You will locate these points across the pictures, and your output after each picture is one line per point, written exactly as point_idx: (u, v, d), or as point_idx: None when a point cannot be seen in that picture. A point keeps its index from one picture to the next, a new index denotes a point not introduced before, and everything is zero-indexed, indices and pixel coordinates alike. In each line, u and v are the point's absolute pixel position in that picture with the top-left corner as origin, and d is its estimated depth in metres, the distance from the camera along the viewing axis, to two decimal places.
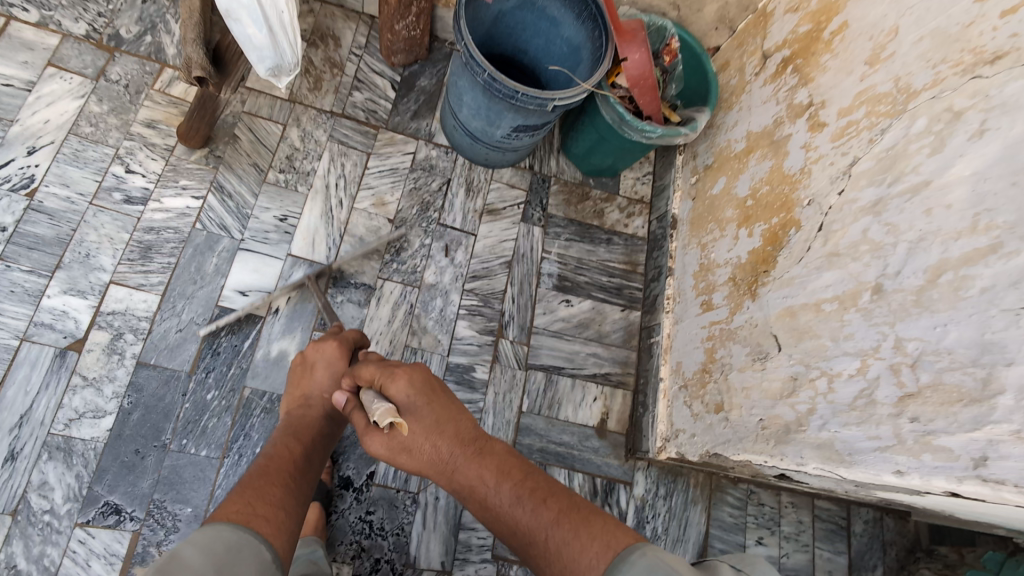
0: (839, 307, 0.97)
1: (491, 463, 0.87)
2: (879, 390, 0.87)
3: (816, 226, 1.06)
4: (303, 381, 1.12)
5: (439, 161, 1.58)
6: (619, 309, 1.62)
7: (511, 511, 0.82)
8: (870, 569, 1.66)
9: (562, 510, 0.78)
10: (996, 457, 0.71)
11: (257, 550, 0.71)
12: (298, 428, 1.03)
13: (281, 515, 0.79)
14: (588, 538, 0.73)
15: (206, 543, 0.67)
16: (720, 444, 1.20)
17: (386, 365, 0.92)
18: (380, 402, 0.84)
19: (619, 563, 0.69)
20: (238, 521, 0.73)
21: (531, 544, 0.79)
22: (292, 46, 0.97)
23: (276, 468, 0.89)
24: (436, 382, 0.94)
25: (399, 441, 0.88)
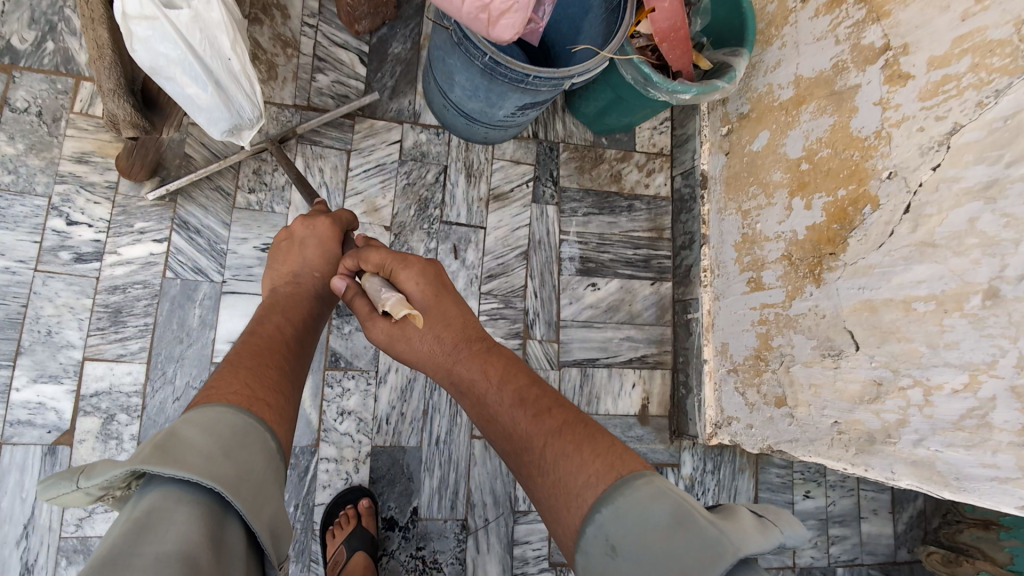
0: (937, 309, 0.84)
1: (495, 362, 0.82)
2: (995, 412, 0.77)
3: (902, 206, 0.90)
4: (288, 256, 1.03)
5: (431, 146, 1.36)
6: (649, 283, 1.48)
7: (508, 412, 0.75)
8: (912, 500, 1.66)
9: (566, 422, 0.69)
10: None
11: (263, 439, 0.61)
12: (287, 303, 0.95)
13: (282, 400, 0.70)
14: (590, 454, 0.63)
15: (208, 423, 0.57)
16: (786, 441, 1.12)
17: (396, 252, 0.90)
18: (388, 291, 0.83)
19: (621, 487, 0.58)
20: (237, 402, 0.63)
21: (524, 450, 0.70)
22: (249, 100, 0.81)
23: (267, 346, 0.81)
24: (448, 281, 0.92)
25: (402, 330, 0.86)
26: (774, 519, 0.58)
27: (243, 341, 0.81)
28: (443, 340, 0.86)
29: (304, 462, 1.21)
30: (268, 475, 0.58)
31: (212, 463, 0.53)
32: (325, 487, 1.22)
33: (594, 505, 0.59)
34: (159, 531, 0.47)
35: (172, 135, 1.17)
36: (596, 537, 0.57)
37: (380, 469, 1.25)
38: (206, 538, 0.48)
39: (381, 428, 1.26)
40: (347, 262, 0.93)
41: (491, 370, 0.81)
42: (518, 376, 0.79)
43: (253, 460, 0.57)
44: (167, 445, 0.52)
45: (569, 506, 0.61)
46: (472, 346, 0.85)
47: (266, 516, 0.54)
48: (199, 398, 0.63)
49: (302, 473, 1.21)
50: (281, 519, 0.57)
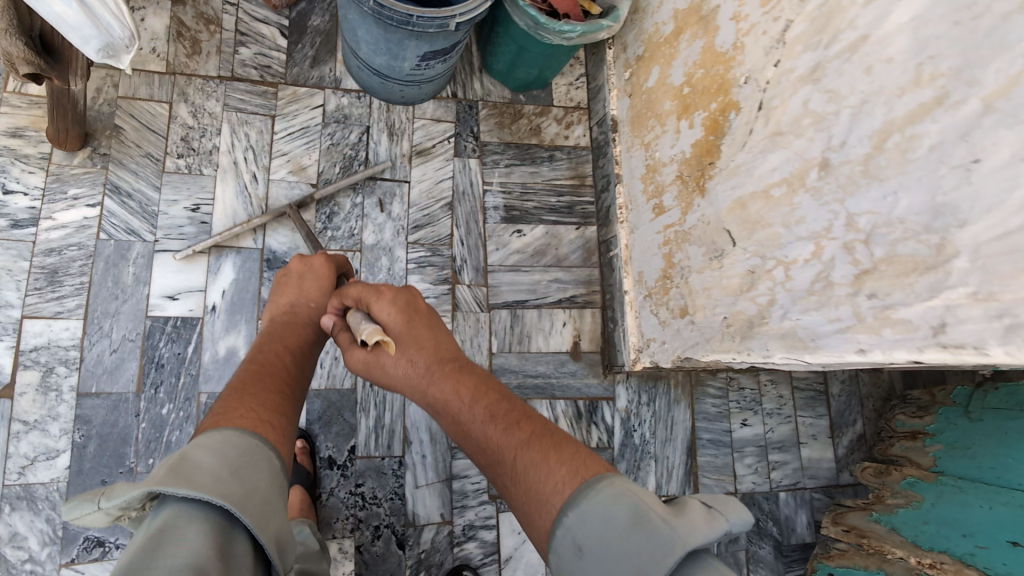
0: (788, 191, 0.92)
1: (468, 381, 0.84)
2: (835, 271, 0.84)
3: (756, 106, 0.98)
4: (286, 289, 1.09)
5: (353, 109, 1.44)
6: (574, 228, 1.56)
7: (482, 427, 0.78)
8: (850, 424, 1.72)
9: (534, 433, 0.74)
10: (955, 323, 0.68)
11: (268, 457, 0.67)
12: (284, 334, 1.01)
13: (284, 422, 0.76)
14: (556, 462, 0.69)
15: (217, 445, 0.63)
16: (689, 347, 1.19)
17: (372, 285, 0.93)
18: (366, 323, 0.86)
19: (586, 491, 0.64)
20: (245, 426, 0.69)
21: (499, 463, 0.75)
22: (116, 19, 0.78)
23: (267, 373, 0.86)
24: (422, 307, 0.94)
25: (376, 358, 0.88)
26: (722, 508, 0.65)
27: (244, 371, 0.86)
28: (416, 363, 0.87)
29: None
30: (273, 492, 0.64)
31: (222, 484, 0.59)
32: None
33: (561, 508, 0.65)
34: (173, 546, 0.54)
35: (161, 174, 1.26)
36: (565, 538, 0.64)
37: (317, 412, 1.33)
38: (214, 553, 0.56)
39: (315, 373, 1.33)
40: (334, 301, 0.97)
41: (463, 388, 0.83)
42: (490, 392, 0.82)
43: (259, 478, 0.64)
44: (181, 469, 0.59)
45: (540, 511, 0.67)
46: (444, 366, 0.86)
47: (272, 529, 0.62)
48: (209, 423, 0.69)
49: None
50: (286, 530, 0.64)
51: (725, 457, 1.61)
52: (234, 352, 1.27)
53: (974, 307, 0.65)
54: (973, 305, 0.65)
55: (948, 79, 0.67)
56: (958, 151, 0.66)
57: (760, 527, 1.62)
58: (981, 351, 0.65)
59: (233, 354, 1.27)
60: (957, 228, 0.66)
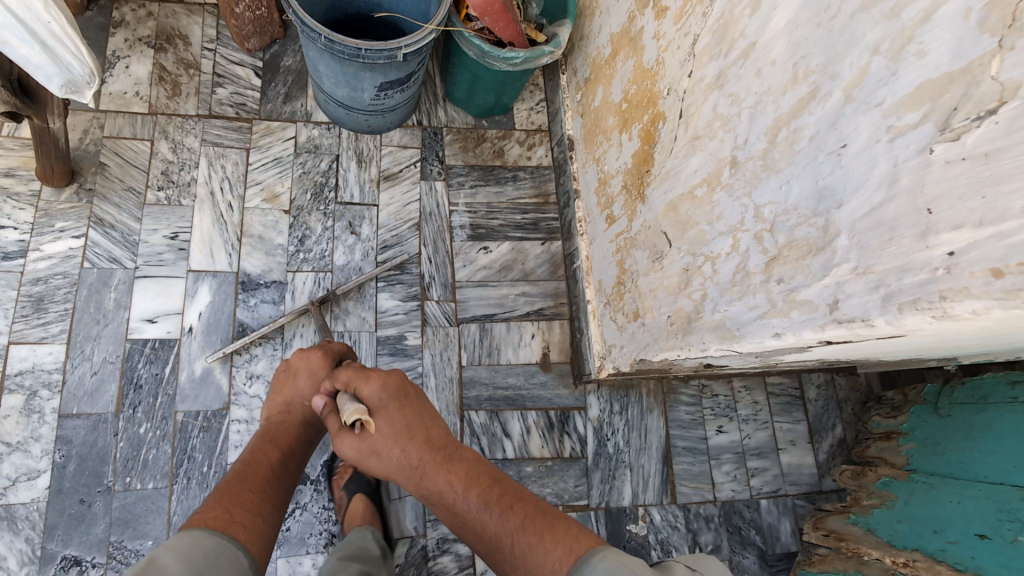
0: (708, 190, 0.97)
1: (461, 468, 0.90)
2: (750, 261, 0.88)
3: (677, 114, 1.05)
4: (283, 386, 1.13)
5: (323, 140, 1.54)
6: (539, 243, 1.62)
7: (479, 514, 0.85)
8: (829, 429, 1.70)
9: (528, 515, 0.82)
10: (844, 299, 0.71)
11: (233, 557, 0.75)
12: (278, 435, 1.06)
13: (259, 521, 0.83)
14: (552, 542, 0.77)
15: (184, 549, 0.72)
16: (642, 349, 1.22)
17: (361, 368, 0.96)
18: (348, 402, 0.88)
19: (580, 565, 0.74)
20: (216, 526, 0.78)
21: (498, 549, 0.83)
22: (78, 60, 0.90)
23: (252, 473, 0.93)
24: (411, 390, 0.97)
25: (369, 444, 0.91)
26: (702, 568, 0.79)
27: (234, 474, 0.92)
28: (411, 453, 0.90)
29: (216, 424, 1.30)
30: None
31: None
32: (237, 447, 1.29)
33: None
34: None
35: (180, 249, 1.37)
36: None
37: None
38: None
39: None
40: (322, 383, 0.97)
41: (457, 477, 0.89)
42: (484, 478, 0.89)
43: None
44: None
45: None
46: (437, 456, 0.91)
47: None
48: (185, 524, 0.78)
49: (215, 434, 1.29)
50: None
51: (702, 465, 1.60)
52: (209, 371, 1.32)
53: (857, 281, 0.69)
54: (857, 280, 0.69)
55: (817, 75, 0.73)
56: (830, 137, 0.71)
57: (742, 536, 1.57)
58: (868, 324, 0.68)
59: (209, 374, 1.32)
60: (836, 209, 0.71)
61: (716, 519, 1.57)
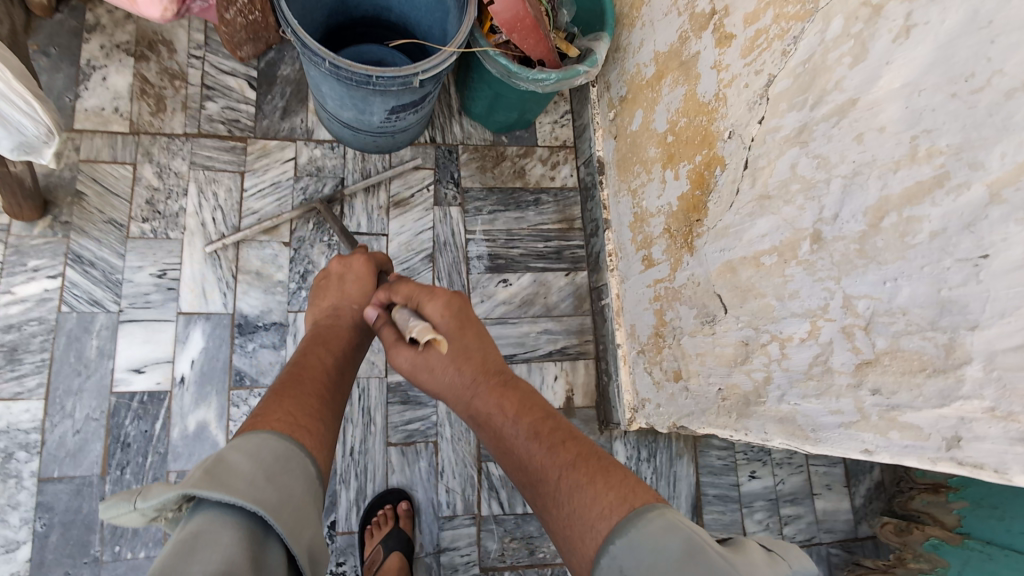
0: (779, 260, 0.83)
1: (512, 396, 0.76)
2: (834, 356, 0.74)
3: (741, 164, 0.90)
4: (327, 291, 1.08)
5: (326, 161, 1.39)
6: (563, 274, 1.48)
7: (523, 444, 0.70)
8: (866, 472, 1.56)
9: (582, 454, 0.66)
10: (971, 438, 0.58)
11: (303, 463, 0.67)
12: (326, 336, 0.98)
13: (321, 428, 0.75)
14: (603, 487, 0.61)
15: (252, 447, 0.63)
16: (684, 416, 1.08)
17: (425, 285, 0.89)
18: (414, 319, 0.82)
19: (633, 519, 0.57)
20: (282, 430, 0.69)
21: (539, 483, 0.67)
22: (32, 120, 0.82)
23: (308, 376, 0.85)
24: (473, 314, 0.87)
25: (423, 360, 0.81)
26: (783, 552, 0.60)
27: (288, 371, 0.85)
28: (462, 373, 0.79)
29: None
30: (307, 499, 0.65)
31: (260, 489, 0.59)
32: None
33: (607, 536, 0.58)
34: (205, 553, 0.53)
35: (169, 287, 1.25)
36: (609, 569, 0.56)
37: None
38: (246, 559, 0.55)
39: None
40: (379, 295, 0.92)
41: (508, 402, 0.74)
42: (537, 407, 0.74)
43: (295, 485, 0.64)
44: (218, 472, 0.59)
45: (582, 537, 0.59)
46: (491, 379, 0.78)
47: (304, 539, 0.61)
48: (248, 424, 0.70)
49: None
50: (318, 543, 0.64)
51: (733, 514, 1.46)
52: (204, 426, 1.20)
53: (993, 424, 0.55)
54: (992, 422, 0.56)
55: (947, 157, 0.59)
56: (963, 242, 0.58)
57: None
58: (1004, 476, 0.55)
59: (204, 429, 1.20)
60: (967, 330, 0.57)
61: None
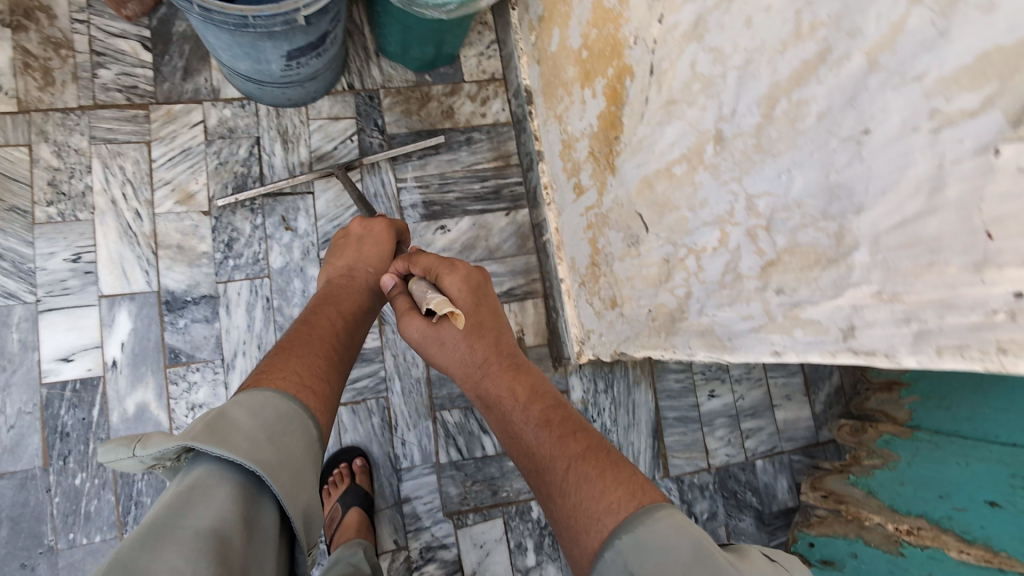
0: (689, 168, 0.79)
1: (523, 382, 0.80)
2: (742, 261, 0.71)
3: (647, 70, 0.85)
4: (346, 252, 1.07)
5: (237, 120, 1.31)
6: (503, 214, 1.43)
7: (533, 433, 0.73)
8: (826, 378, 1.58)
9: (590, 448, 0.69)
10: (863, 325, 0.56)
11: (306, 428, 0.70)
12: (337, 295, 0.99)
13: (327, 392, 0.78)
14: (613, 482, 0.63)
15: (255, 407, 0.66)
16: (622, 341, 1.07)
17: (446, 258, 0.91)
18: (433, 293, 0.83)
19: (640, 517, 0.59)
20: (287, 391, 0.71)
21: (546, 473, 0.70)
22: None
23: (318, 335, 0.87)
24: (490, 293, 0.90)
25: (436, 334, 0.84)
26: (784, 560, 0.62)
27: (296, 329, 0.88)
28: (476, 354, 0.83)
29: None
30: (306, 463, 0.68)
31: (257, 449, 0.63)
32: None
33: (614, 530, 0.60)
34: (198, 506, 0.58)
35: (86, 270, 1.20)
36: (613, 562, 0.58)
37: None
38: (239, 518, 0.59)
39: None
40: (398, 265, 0.95)
41: (519, 390, 0.79)
42: (546, 398, 0.78)
43: (295, 447, 0.67)
44: (219, 429, 0.62)
45: (588, 529, 0.62)
46: (504, 362, 0.83)
47: (299, 504, 0.65)
48: (254, 380, 0.72)
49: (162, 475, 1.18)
50: (314, 507, 0.68)
51: (694, 433, 1.49)
52: (144, 407, 1.19)
53: (881, 308, 0.53)
54: (880, 307, 0.53)
55: (829, 29, 0.54)
56: (846, 118, 0.53)
57: (738, 499, 1.49)
58: (894, 361, 0.53)
59: (144, 410, 1.19)
60: (854, 214, 0.54)
61: (711, 486, 1.48)
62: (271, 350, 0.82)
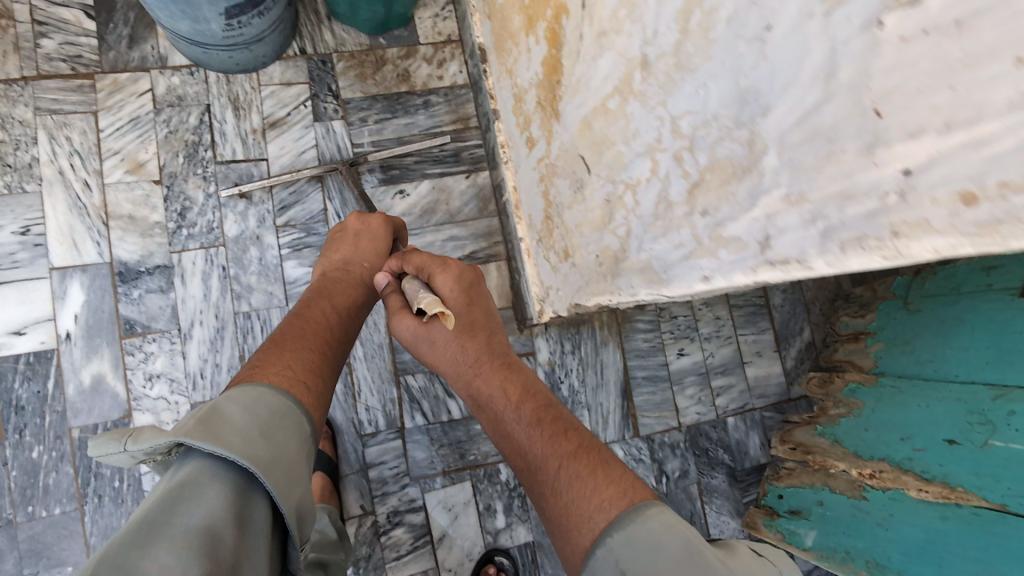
0: (621, 101, 0.77)
1: (515, 381, 0.78)
2: (671, 189, 0.70)
3: (580, 5, 0.82)
4: (343, 246, 1.04)
5: (186, 88, 1.29)
6: (463, 177, 1.41)
7: (524, 430, 0.71)
8: (797, 334, 1.57)
9: (583, 445, 0.66)
10: (777, 234, 0.54)
11: (299, 422, 0.67)
12: (333, 289, 0.96)
13: (319, 386, 0.75)
14: (604, 480, 0.61)
15: (249, 402, 0.64)
16: (576, 292, 1.06)
17: (437, 257, 0.91)
18: (425, 293, 0.83)
19: (632, 515, 0.57)
20: (280, 384, 0.69)
21: (536, 471, 0.67)
22: None
23: (311, 329, 0.84)
24: (480, 296, 0.90)
25: (427, 334, 0.84)
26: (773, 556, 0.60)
27: (290, 322, 0.85)
28: (466, 353, 0.82)
29: None
30: (300, 459, 0.65)
31: (251, 445, 0.60)
32: None
33: (606, 528, 0.58)
34: (191, 504, 0.55)
35: (35, 243, 1.18)
36: (604, 559, 0.56)
37: None
38: (231, 517, 0.56)
39: (196, 385, 1.22)
40: (391, 264, 0.95)
41: (510, 389, 0.77)
42: (539, 396, 0.76)
43: (288, 443, 0.64)
44: (211, 424, 0.60)
45: (580, 526, 0.60)
46: (495, 361, 0.81)
47: (292, 501, 0.62)
48: (246, 374, 0.70)
49: None
50: (307, 502, 0.65)
51: (664, 392, 1.48)
52: (101, 379, 1.18)
53: (790, 212, 0.52)
54: (789, 211, 0.52)
55: None
56: (750, 18, 0.52)
57: (710, 457, 1.49)
58: (805, 266, 0.52)
59: (101, 381, 1.18)
60: (761, 117, 0.53)
61: (682, 444, 1.48)
62: (262, 343, 0.79)
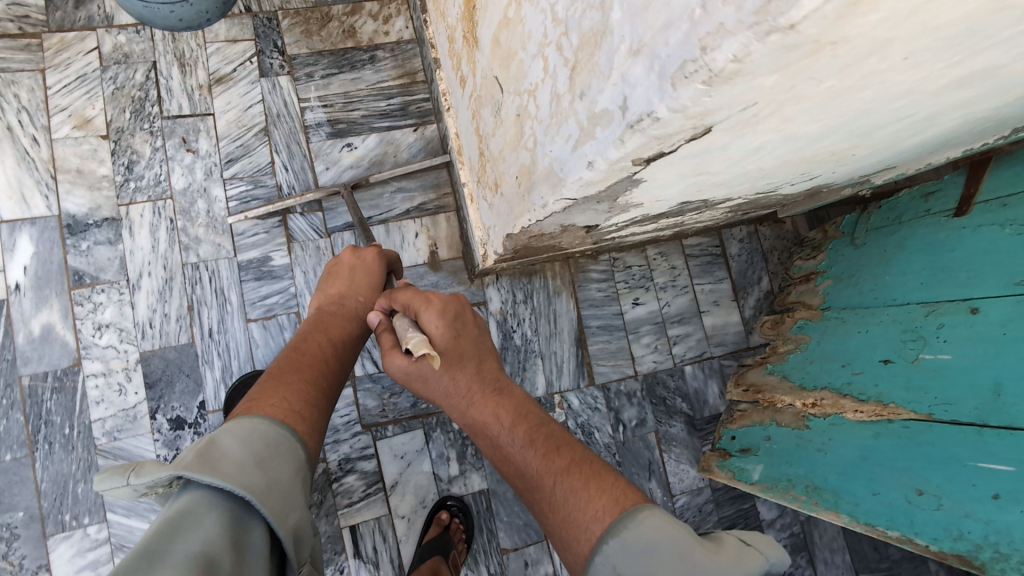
0: (516, 6, 0.77)
1: (507, 404, 0.80)
2: (558, 82, 0.70)
3: None
4: (337, 280, 0.99)
5: (133, 46, 1.31)
6: (411, 130, 1.42)
7: (520, 452, 0.74)
8: (755, 284, 1.57)
9: (574, 461, 0.70)
10: (631, 93, 0.55)
11: (294, 449, 0.67)
12: (327, 324, 0.93)
13: (314, 416, 0.75)
14: (597, 491, 0.65)
15: (244, 435, 0.63)
16: (506, 224, 1.06)
17: (422, 290, 0.84)
18: (412, 331, 0.78)
19: (625, 521, 0.61)
20: (274, 416, 0.69)
21: (537, 488, 0.71)
22: None
23: (306, 363, 0.83)
24: (468, 324, 0.86)
25: (419, 370, 0.80)
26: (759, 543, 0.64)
27: (285, 358, 0.84)
28: (458, 383, 0.82)
29: (71, 383, 1.20)
30: (296, 486, 0.64)
31: (246, 473, 0.59)
32: (98, 403, 1.20)
33: (602, 535, 0.62)
34: (190, 532, 0.54)
35: None
36: (603, 566, 0.60)
37: (154, 373, 1.23)
38: (228, 543, 0.55)
39: (145, 334, 1.24)
40: (380, 302, 0.89)
41: (503, 413, 0.79)
42: (529, 416, 0.78)
43: (283, 471, 0.63)
44: (207, 457, 0.59)
45: (577, 537, 0.63)
46: (487, 389, 0.82)
47: (289, 530, 0.61)
48: (241, 410, 0.69)
49: (72, 394, 1.20)
50: (305, 530, 0.63)
51: (619, 342, 1.48)
52: (51, 328, 1.21)
53: (635, 64, 0.52)
54: (635, 62, 0.52)
55: None
56: None
57: (668, 405, 1.48)
58: (654, 118, 0.53)
59: (51, 331, 1.21)
60: None
61: (639, 393, 1.47)
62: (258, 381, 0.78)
